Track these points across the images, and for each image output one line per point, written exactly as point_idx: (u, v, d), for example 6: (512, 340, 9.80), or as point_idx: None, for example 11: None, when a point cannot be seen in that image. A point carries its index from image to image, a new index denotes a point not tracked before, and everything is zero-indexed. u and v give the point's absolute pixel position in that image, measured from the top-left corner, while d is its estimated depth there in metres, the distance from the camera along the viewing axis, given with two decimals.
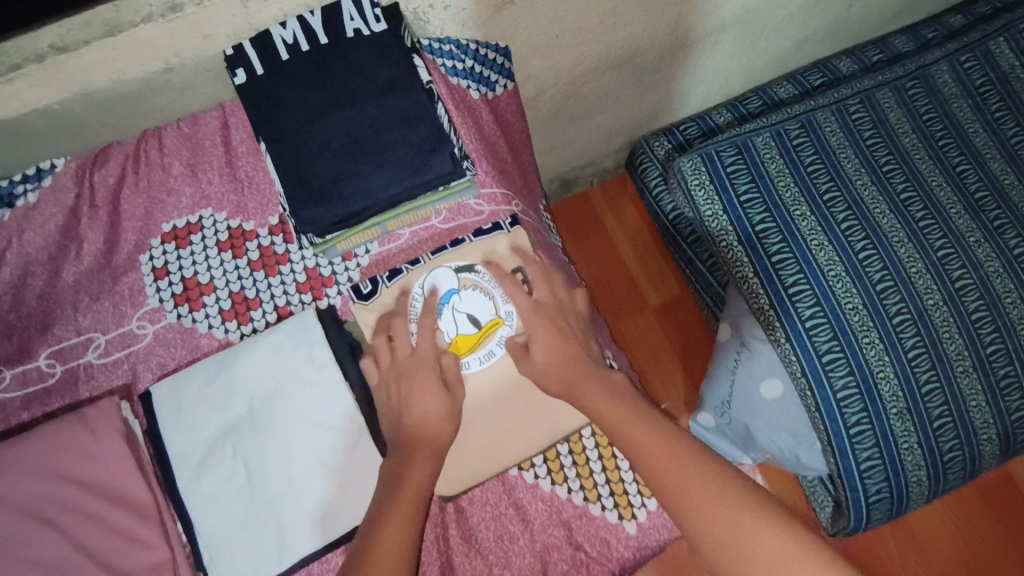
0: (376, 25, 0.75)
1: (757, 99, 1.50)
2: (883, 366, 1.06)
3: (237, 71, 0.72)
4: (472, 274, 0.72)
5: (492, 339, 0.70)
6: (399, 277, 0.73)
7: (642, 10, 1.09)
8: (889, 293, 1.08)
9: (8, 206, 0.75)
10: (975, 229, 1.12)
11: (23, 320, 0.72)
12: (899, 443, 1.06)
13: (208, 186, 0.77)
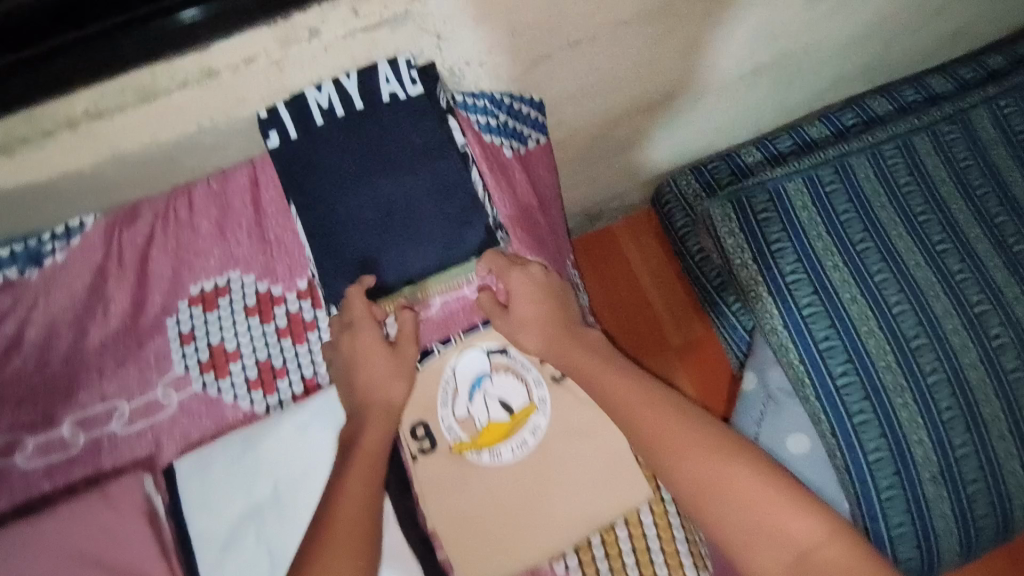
0: (413, 88, 0.72)
1: (788, 138, 1.46)
2: (916, 428, 1.02)
3: (270, 133, 0.71)
4: (504, 357, 0.71)
5: (526, 428, 0.69)
6: (430, 361, 0.71)
7: (679, 57, 1.06)
8: (923, 352, 1.04)
9: (36, 264, 0.73)
10: (1014, 286, 1.07)
11: (47, 384, 0.71)
12: (931, 508, 1.02)
13: (237, 247, 0.76)
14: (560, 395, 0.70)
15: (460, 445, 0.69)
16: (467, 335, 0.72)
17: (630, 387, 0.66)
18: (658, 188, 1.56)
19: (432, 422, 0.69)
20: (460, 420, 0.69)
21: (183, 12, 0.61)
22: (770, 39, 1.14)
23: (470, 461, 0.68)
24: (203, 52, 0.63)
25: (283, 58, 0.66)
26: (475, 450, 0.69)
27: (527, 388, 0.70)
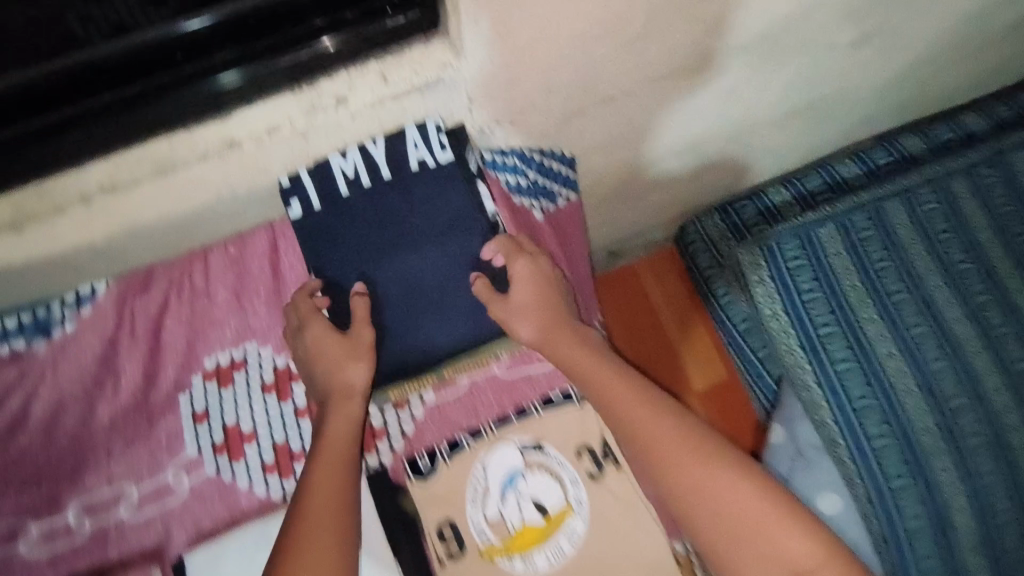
0: (443, 154, 0.68)
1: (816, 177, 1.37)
2: (957, 495, 0.93)
3: (292, 204, 0.68)
4: (540, 454, 0.67)
5: (562, 533, 0.65)
6: (458, 453, 0.68)
7: (715, 106, 1.01)
8: (964, 413, 0.93)
9: (45, 335, 0.70)
10: None
11: (54, 465, 0.68)
12: None
13: (254, 318, 0.72)
14: (597, 493, 0.66)
15: (490, 549, 0.65)
16: (499, 427, 0.69)
17: (616, 383, 0.64)
18: (682, 229, 1.50)
19: (460, 522, 0.65)
20: (490, 522, 0.65)
21: (216, 77, 0.59)
22: (808, 85, 1.09)
23: (501, 567, 0.64)
24: (223, 118, 0.60)
25: (308, 127, 0.62)
26: (506, 556, 0.64)
27: (562, 486, 0.66)
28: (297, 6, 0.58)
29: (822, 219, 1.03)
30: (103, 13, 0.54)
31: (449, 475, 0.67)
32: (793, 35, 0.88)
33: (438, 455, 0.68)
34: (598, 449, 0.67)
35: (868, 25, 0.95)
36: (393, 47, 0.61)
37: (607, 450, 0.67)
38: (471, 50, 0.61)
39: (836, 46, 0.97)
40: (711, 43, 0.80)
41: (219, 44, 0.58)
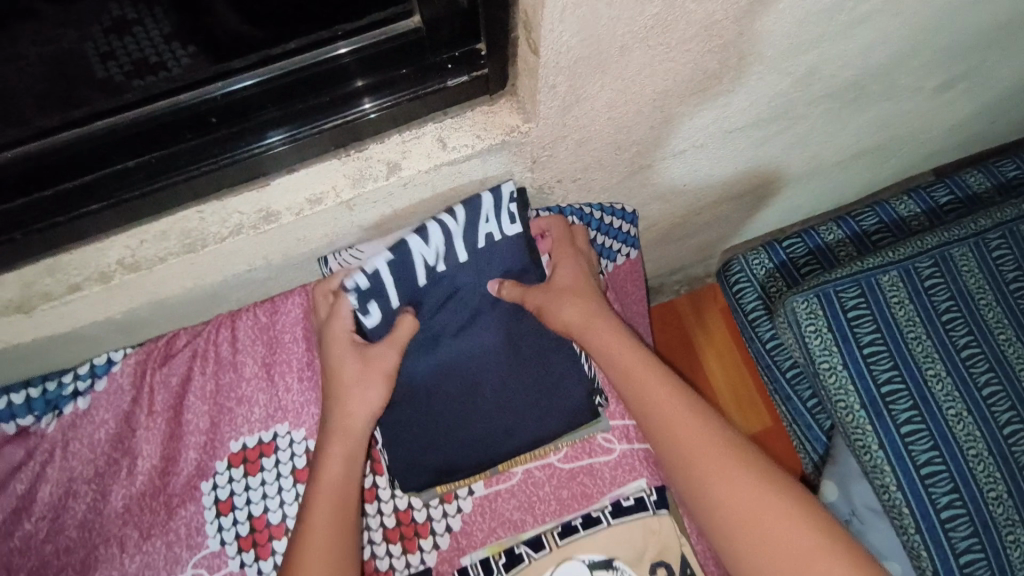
0: (511, 227, 0.61)
1: (872, 215, 1.06)
2: None
3: (370, 307, 0.61)
4: (610, 572, 0.59)
5: None
6: (518, 567, 0.60)
7: (781, 151, 0.93)
8: None
9: (55, 411, 0.64)
10: None
11: (61, 557, 0.61)
12: None
13: (286, 394, 0.65)
14: None
15: None
16: (564, 538, 0.61)
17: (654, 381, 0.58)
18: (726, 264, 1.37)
19: None
20: None
21: (266, 138, 0.53)
22: (880, 127, 1.01)
23: None
24: (261, 188, 0.56)
25: (354, 198, 0.56)
26: None
27: None
28: (342, 66, 0.51)
29: (882, 264, 0.87)
30: (128, 50, 0.44)
31: None
32: (879, 80, 0.82)
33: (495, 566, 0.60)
34: (675, 566, 0.60)
35: (956, 70, 0.91)
36: (452, 111, 0.57)
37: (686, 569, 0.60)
38: (543, 113, 0.55)
39: (922, 90, 0.92)
40: (790, 95, 0.74)
41: (264, 103, 0.52)
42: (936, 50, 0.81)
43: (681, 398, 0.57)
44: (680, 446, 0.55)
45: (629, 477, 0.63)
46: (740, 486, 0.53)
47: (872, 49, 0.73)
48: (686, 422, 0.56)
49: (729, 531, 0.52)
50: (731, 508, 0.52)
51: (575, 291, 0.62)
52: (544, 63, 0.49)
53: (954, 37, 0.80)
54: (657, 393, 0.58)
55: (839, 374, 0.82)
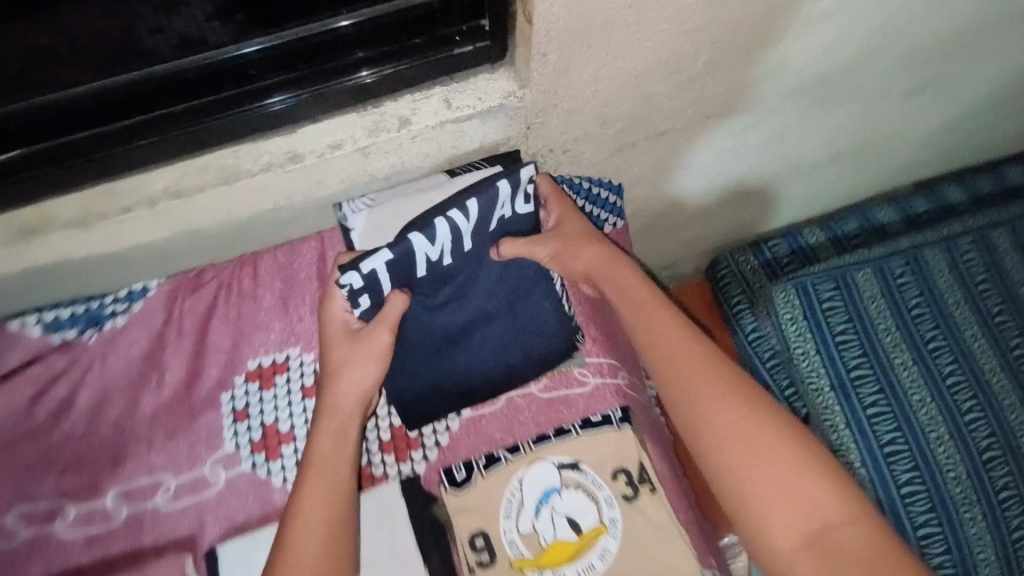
0: (520, 207, 0.68)
1: (854, 221, 1.39)
2: (965, 501, 1.12)
3: (362, 299, 0.65)
4: (575, 473, 0.63)
5: (594, 551, 0.61)
6: (496, 468, 0.64)
7: (759, 145, 1.02)
8: (968, 428, 1.14)
9: (95, 327, 0.72)
10: (1010, 391, 1.16)
11: (94, 452, 0.69)
12: (975, 553, 1.11)
13: (300, 323, 0.73)
14: (635, 517, 0.62)
15: (520, 561, 0.61)
16: (537, 444, 0.65)
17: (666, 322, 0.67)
18: (714, 260, 1.48)
19: (492, 533, 0.62)
20: (523, 535, 0.62)
21: (266, 100, 0.61)
22: (853, 129, 1.10)
23: None
24: (288, 133, 0.64)
25: (370, 145, 0.65)
26: (535, 569, 0.61)
27: (597, 506, 0.62)
28: (343, 38, 0.61)
29: (828, 269, 1.25)
30: (175, 27, 0.58)
31: (484, 488, 0.64)
32: (847, 79, 0.91)
33: (475, 466, 0.65)
34: (633, 470, 0.64)
35: (921, 76, 0.99)
36: (459, 77, 0.66)
37: (645, 474, 0.64)
38: (536, 80, 0.64)
39: (889, 94, 1.01)
40: (761, 86, 0.83)
41: (268, 69, 0.61)
42: (898, 54, 0.90)
43: (687, 337, 0.66)
44: (680, 380, 0.64)
45: (601, 406, 0.71)
46: (731, 413, 0.61)
47: (835, 46, 0.81)
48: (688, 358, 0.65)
49: (722, 453, 0.60)
50: (724, 432, 0.61)
51: (581, 240, 0.71)
52: (537, 32, 0.58)
53: (914, 42, 0.88)
54: (666, 331, 0.66)
55: (811, 355, 1.20)
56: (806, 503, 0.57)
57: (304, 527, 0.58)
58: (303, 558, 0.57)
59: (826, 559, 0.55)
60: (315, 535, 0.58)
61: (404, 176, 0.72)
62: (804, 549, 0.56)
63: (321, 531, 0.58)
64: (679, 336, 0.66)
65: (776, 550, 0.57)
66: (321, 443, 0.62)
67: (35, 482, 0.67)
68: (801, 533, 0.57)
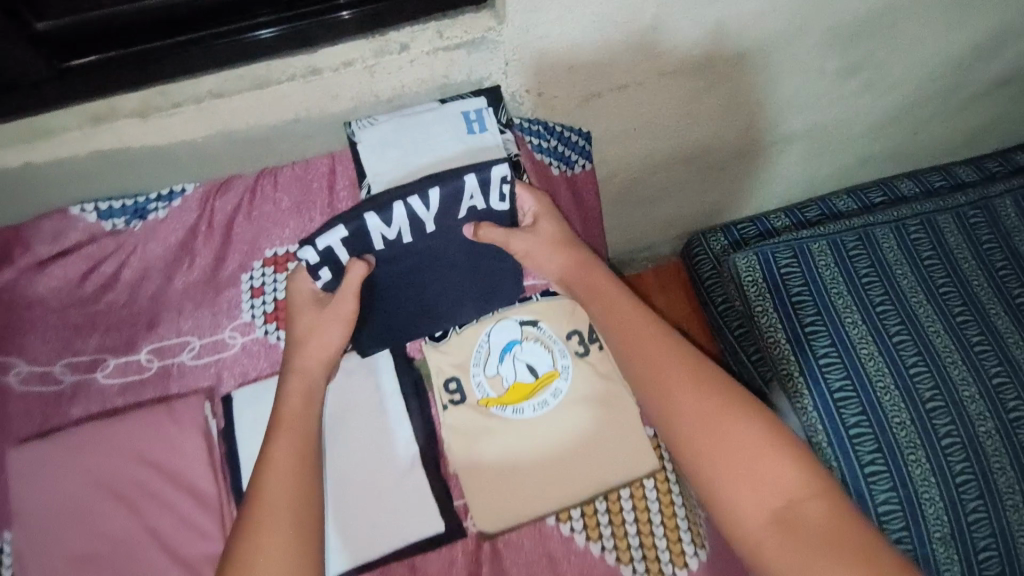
0: (497, 203, 0.69)
1: (815, 208, 1.52)
2: (913, 446, 1.18)
3: (322, 271, 0.67)
4: (534, 329, 0.76)
5: (548, 390, 0.74)
6: (469, 326, 0.77)
7: (714, 114, 1.18)
8: (914, 378, 1.22)
9: (140, 218, 0.84)
10: (952, 349, 1.24)
11: (133, 317, 0.81)
12: (919, 492, 1.17)
13: (311, 222, 0.87)
14: (582, 366, 0.75)
15: (486, 400, 0.74)
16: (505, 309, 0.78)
17: (635, 317, 0.69)
18: (687, 243, 1.62)
19: (463, 378, 0.75)
20: (489, 377, 0.74)
21: (254, 34, 0.75)
22: (801, 108, 1.26)
23: (493, 414, 0.73)
24: (310, 53, 0.77)
25: (375, 64, 0.80)
26: (499, 406, 0.73)
27: (552, 356, 0.75)
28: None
29: (787, 243, 1.37)
30: None
31: (458, 341, 0.77)
32: (783, 50, 1.07)
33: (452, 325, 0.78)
34: (585, 332, 0.76)
35: (851, 56, 1.15)
36: (450, 14, 0.81)
37: (594, 335, 0.76)
38: (510, 16, 0.80)
39: (825, 72, 1.17)
40: (705, 47, 0.99)
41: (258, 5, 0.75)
42: (825, 28, 1.06)
43: (657, 334, 0.67)
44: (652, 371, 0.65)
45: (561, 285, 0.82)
46: (703, 401, 0.62)
47: (767, 13, 0.98)
48: (656, 345, 0.67)
49: (691, 432, 0.61)
50: (696, 418, 0.61)
51: (555, 240, 0.74)
52: None
53: (837, 18, 1.05)
54: (633, 323, 0.69)
55: (770, 314, 1.30)
56: (772, 484, 0.57)
57: (275, 471, 0.60)
58: (271, 502, 0.58)
59: (790, 534, 0.55)
60: (281, 483, 0.59)
61: (405, 101, 0.87)
62: (772, 526, 0.56)
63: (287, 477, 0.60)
64: (650, 333, 0.68)
65: (745, 529, 0.57)
66: (288, 399, 0.66)
67: (80, 340, 0.79)
68: (769, 510, 0.57)
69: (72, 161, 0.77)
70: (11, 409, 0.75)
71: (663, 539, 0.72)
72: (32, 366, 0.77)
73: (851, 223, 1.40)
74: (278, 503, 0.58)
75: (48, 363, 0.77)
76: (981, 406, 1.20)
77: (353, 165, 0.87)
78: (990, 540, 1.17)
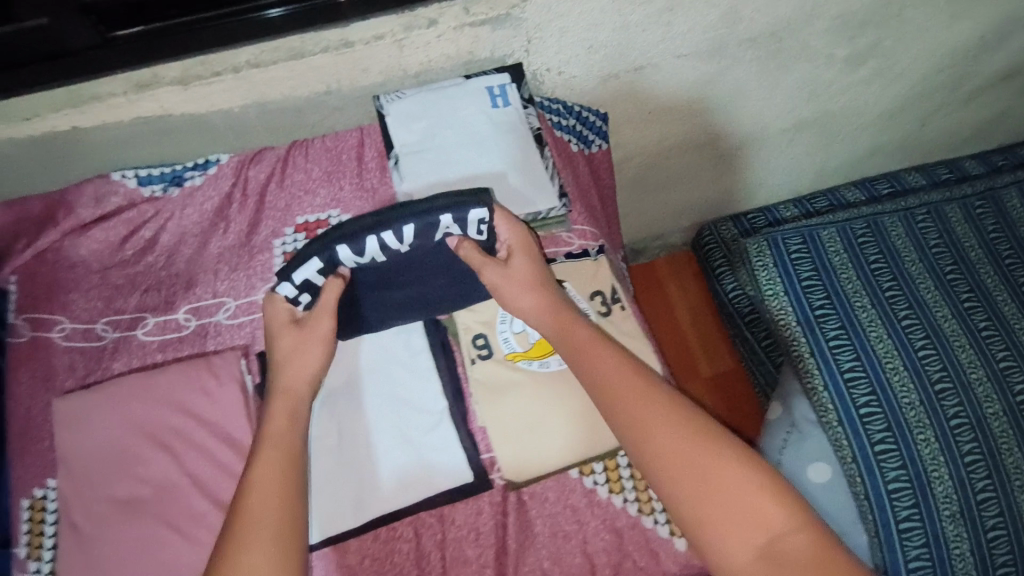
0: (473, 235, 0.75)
1: (824, 199, 1.55)
2: (922, 426, 1.17)
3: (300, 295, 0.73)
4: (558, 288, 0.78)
5: None
6: None
7: (726, 100, 1.22)
8: (926, 360, 1.22)
9: (177, 185, 0.87)
10: (959, 333, 1.25)
11: (171, 278, 0.84)
12: (928, 470, 1.15)
13: (341, 192, 0.90)
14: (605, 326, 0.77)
15: (513, 355, 0.78)
16: None
17: (604, 356, 0.67)
18: (699, 233, 1.65)
19: (490, 334, 0.79)
20: (515, 333, 0.79)
21: (263, 11, 0.76)
22: (809, 96, 1.29)
23: (520, 368, 0.77)
24: (343, 27, 0.80)
25: (404, 38, 0.83)
26: (526, 360, 0.78)
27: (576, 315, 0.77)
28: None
29: (797, 230, 1.39)
30: None
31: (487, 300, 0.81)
32: (795, 35, 1.10)
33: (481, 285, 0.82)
34: (608, 293, 0.79)
35: (859, 44, 1.19)
36: None
37: (616, 296, 0.80)
38: None
39: (834, 59, 1.20)
40: (718, 30, 1.02)
41: None
42: (835, 15, 1.10)
43: (627, 373, 0.65)
44: (625, 410, 0.63)
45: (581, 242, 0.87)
46: (679, 441, 0.60)
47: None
48: (626, 386, 0.64)
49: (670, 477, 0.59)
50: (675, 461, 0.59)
51: (527, 283, 0.73)
52: None
53: (846, 5, 1.08)
54: (603, 362, 0.67)
55: (781, 298, 1.32)
56: (756, 520, 0.56)
57: (261, 489, 0.58)
58: (256, 522, 0.56)
59: (776, 570, 0.53)
60: (264, 502, 0.58)
61: (432, 75, 0.91)
62: (759, 564, 0.54)
63: (269, 497, 0.58)
64: (620, 372, 0.65)
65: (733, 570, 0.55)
66: (274, 419, 0.65)
67: (121, 298, 0.82)
68: (753, 547, 0.55)
69: (117, 127, 0.81)
70: (55, 362, 0.78)
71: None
72: (75, 323, 0.80)
73: (860, 212, 1.43)
74: (263, 522, 0.56)
75: (90, 320, 0.81)
76: (989, 389, 1.19)
77: (382, 138, 0.89)
78: (999, 519, 1.14)
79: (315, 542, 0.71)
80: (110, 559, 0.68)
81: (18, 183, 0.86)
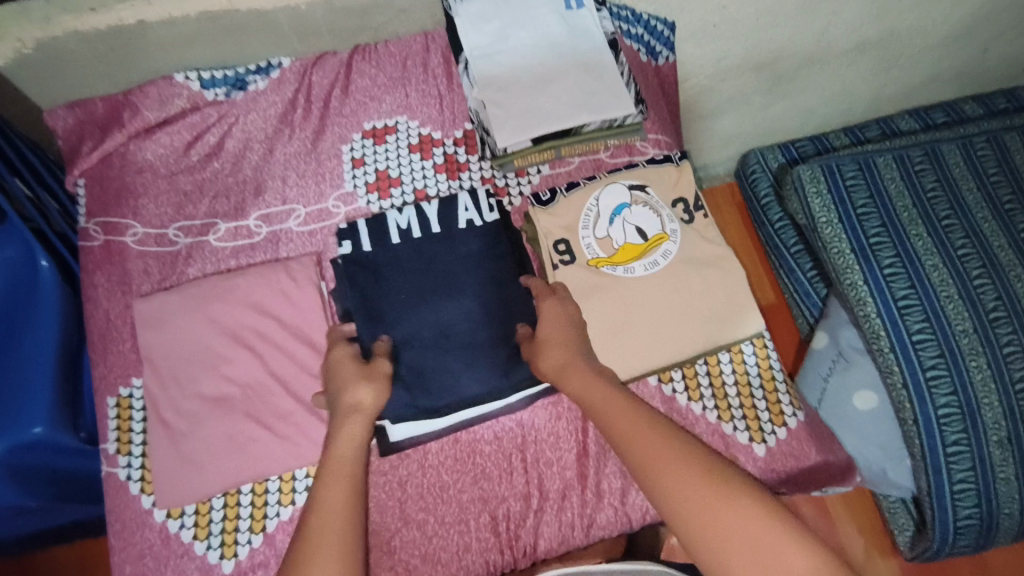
0: (488, 215, 0.79)
1: (876, 128, 1.45)
2: (976, 356, 1.03)
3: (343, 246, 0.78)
4: (642, 193, 0.80)
5: (658, 251, 0.78)
6: (577, 190, 0.80)
7: (793, 14, 1.15)
8: (985, 290, 1.06)
9: (240, 89, 0.84)
10: (1017, 264, 1.08)
11: (239, 184, 0.82)
12: (978, 396, 1.02)
13: (409, 97, 0.86)
14: (688, 232, 0.79)
15: (597, 260, 0.77)
16: (610, 174, 0.82)
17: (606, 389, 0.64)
18: (745, 160, 1.55)
19: (573, 240, 0.78)
20: (599, 239, 0.78)
21: None
22: (879, 12, 1.22)
23: (605, 272, 0.77)
24: None
25: None
26: (610, 265, 0.77)
27: (660, 220, 0.79)
28: None
29: (849, 157, 1.19)
30: None
31: (567, 203, 0.80)
32: None
33: (559, 190, 0.81)
34: (690, 201, 0.81)
35: None
36: None
37: (699, 204, 0.81)
38: None
39: None
40: None
41: None
42: None
43: (645, 419, 0.61)
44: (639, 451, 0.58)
45: (658, 150, 0.87)
46: (701, 483, 0.54)
47: None
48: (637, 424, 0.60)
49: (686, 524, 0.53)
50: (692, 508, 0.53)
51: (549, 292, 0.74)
52: None
53: None
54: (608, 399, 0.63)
55: (835, 226, 1.13)
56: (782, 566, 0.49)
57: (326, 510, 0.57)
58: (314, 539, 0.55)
59: None
60: (336, 520, 0.57)
61: None
62: None
63: (340, 517, 0.57)
64: (636, 417, 0.61)
65: None
66: (345, 439, 0.64)
67: (191, 205, 0.81)
68: None
69: (182, 22, 0.78)
70: (130, 266, 0.79)
71: (766, 408, 0.77)
72: (147, 229, 0.80)
73: (916, 138, 1.24)
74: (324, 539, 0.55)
75: (162, 226, 0.80)
76: None
77: (448, 38, 0.86)
78: None
79: (395, 440, 0.72)
80: (202, 451, 0.70)
81: (81, 83, 0.84)
